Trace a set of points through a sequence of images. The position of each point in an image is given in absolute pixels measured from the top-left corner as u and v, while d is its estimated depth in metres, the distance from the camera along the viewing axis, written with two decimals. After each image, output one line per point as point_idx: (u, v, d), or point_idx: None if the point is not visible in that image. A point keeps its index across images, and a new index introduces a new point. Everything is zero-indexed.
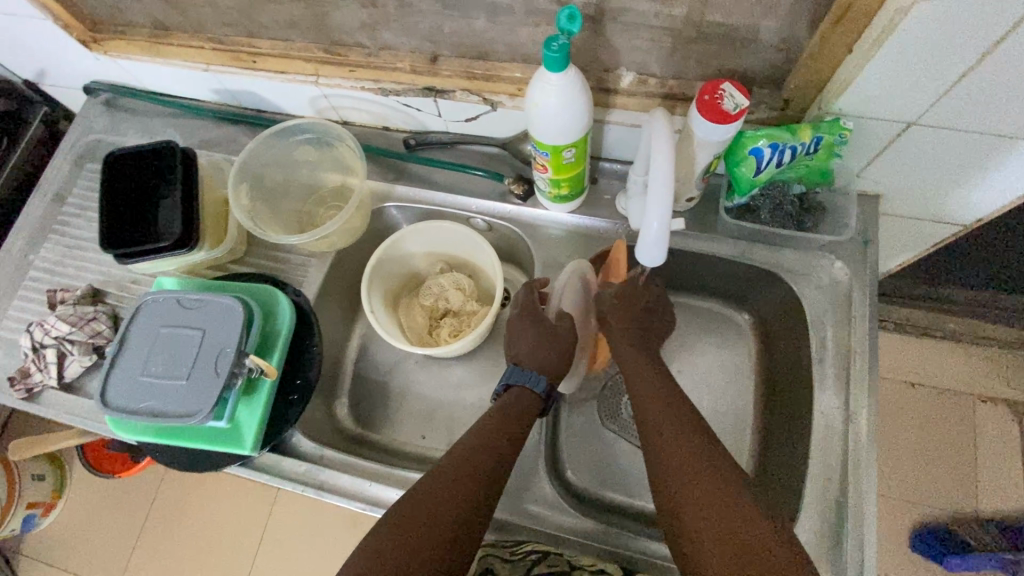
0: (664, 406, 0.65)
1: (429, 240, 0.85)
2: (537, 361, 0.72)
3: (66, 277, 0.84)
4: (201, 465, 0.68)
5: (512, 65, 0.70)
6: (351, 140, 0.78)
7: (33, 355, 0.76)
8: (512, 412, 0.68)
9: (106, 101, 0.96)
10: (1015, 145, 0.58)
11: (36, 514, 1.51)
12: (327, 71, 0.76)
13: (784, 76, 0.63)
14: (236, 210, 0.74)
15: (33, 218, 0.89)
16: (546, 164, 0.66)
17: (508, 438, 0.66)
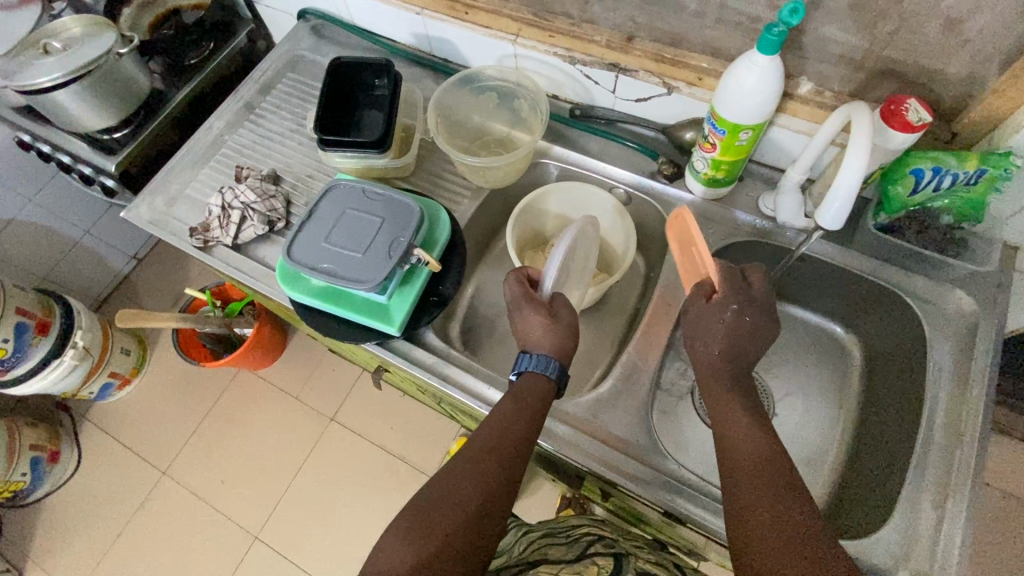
0: (747, 433, 0.61)
1: (568, 202, 0.93)
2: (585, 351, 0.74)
3: (251, 159, 0.96)
4: (348, 334, 0.77)
5: (701, 56, 0.78)
6: (534, 94, 0.87)
7: (219, 213, 0.87)
8: (527, 395, 0.69)
9: (314, 26, 1.10)
10: None
11: (113, 384, 1.64)
12: (529, 32, 0.86)
13: (958, 112, 0.69)
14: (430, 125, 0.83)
15: (236, 106, 1.02)
16: (717, 143, 0.73)
17: (530, 421, 0.66)
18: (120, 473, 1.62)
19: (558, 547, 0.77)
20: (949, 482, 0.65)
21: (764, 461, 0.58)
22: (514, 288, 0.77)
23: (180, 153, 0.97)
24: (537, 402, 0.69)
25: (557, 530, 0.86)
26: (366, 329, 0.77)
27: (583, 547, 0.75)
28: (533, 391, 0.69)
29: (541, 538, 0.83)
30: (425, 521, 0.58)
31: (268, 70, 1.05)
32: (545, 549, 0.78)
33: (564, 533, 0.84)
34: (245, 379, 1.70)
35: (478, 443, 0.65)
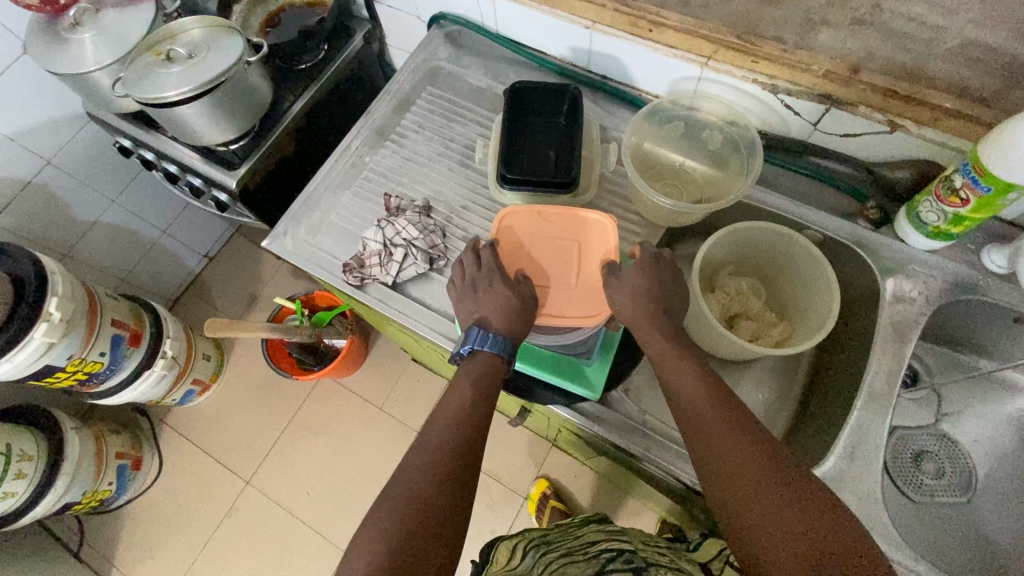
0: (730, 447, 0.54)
1: (751, 243, 0.85)
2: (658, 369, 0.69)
3: (399, 186, 0.88)
4: (537, 394, 0.71)
5: (943, 95, 0.69)
6: (736, 133, 0.81)
7: (380, 250, 0.80)
8: (476, 377, 0.62)
9: (450, 33, 1.00)
10: None
11: (195, 391, 1.60)
12: (728, 56, 0.77)
13: None
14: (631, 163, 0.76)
15: (374, 123, 0.94)
16: (971, 198, 0.65)
17: (483, 404, 0.61)
18: (202, 481, 1.59)
19: (577, 566, 0.69)
20: None
21: (774, 495, 0.50)
22: (465, 278, 0.67)
23: (319, 174, 0.90)
24: (487, 379, 0.62)
25: (575, 545, 0.76)
26: (556, 390, 0.70)
27: (603, 563, 0.68)
28: (483, 373, 0.62)
29: (557, 553, 0.74)
30: (385, 529, 0.51)
31: (404, 82, 0.97)
32: (562, 567, 0.69)
33: (579, 551, 0.73)
34: (326, 388, 1.65)
35: (429, 435, 0.59)
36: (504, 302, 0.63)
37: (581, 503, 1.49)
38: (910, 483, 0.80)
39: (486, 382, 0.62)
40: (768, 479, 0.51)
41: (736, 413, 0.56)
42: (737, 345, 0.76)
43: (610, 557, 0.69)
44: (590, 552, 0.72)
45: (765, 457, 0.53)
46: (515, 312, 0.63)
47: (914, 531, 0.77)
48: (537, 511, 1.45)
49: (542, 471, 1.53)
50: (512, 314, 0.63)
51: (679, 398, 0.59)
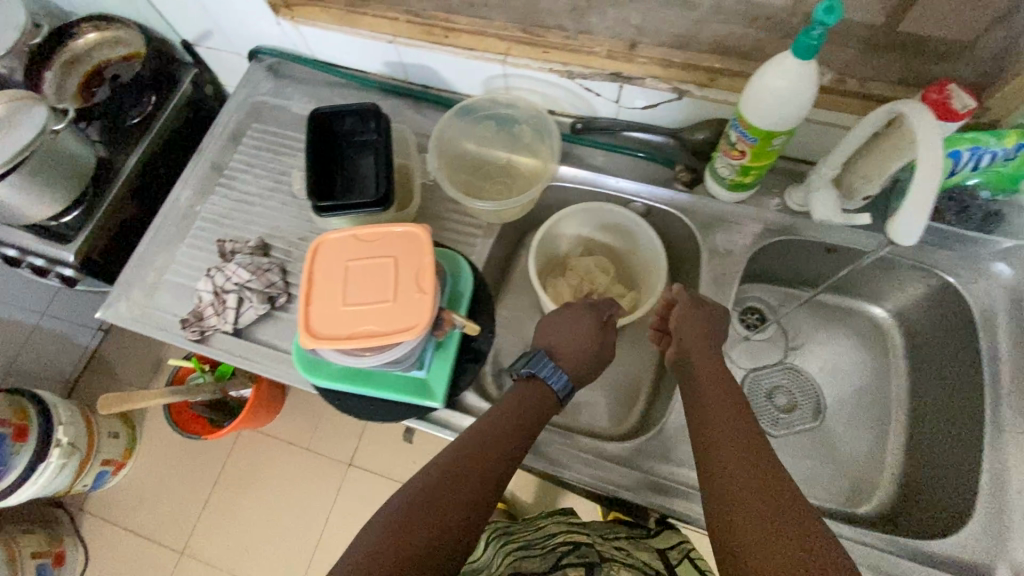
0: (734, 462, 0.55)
1: (586, 223, 0.89)
2: (571, 363, 0.75)
3: (233, 231, 0.87)
4: (385, 414, 0.70)
5: (712, 57, 0.73)
6: (541, 122, 0.82)
7: (212, 299, 0.79)
8: (527, 398, 0.70)
9: (270, 66, 0.99)
10: None
11: (108, 471, 1.53)
12: (522, 50, 0.79)
13: (986, 86, 0.66)
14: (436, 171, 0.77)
15: (201, 170, 0.92)
16: (746, 150, 0.69)
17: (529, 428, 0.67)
18: (135, 561, 1.52)
19: (533, 558, 0.73)
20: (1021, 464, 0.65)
21: (753, 483, 0.53)
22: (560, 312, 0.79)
23: (149, 233, 0.88)
24: (536, 404, 0.70)
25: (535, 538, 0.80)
26: (403, 406, 0.70)
27: (558, 555, 0.72)
28: (533, 396, 0.71)
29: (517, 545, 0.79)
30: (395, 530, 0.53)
31: (228, 124, 0.95)
32: (521, 559, 0.74)
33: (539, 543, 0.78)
34: (250, 439, 1.60)
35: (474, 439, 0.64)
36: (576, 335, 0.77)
37: (526, 499, 1.49)
38: (768, 418, 0.84)
39: (525, 409, 0.69)
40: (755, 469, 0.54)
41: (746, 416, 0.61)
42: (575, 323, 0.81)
43: (567, 550, 0.73)
44: (548, 544, 0.76)
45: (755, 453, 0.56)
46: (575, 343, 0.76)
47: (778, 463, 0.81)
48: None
49: None
50: (587, 351, 0.76)
51: (700, 413, 0.63)
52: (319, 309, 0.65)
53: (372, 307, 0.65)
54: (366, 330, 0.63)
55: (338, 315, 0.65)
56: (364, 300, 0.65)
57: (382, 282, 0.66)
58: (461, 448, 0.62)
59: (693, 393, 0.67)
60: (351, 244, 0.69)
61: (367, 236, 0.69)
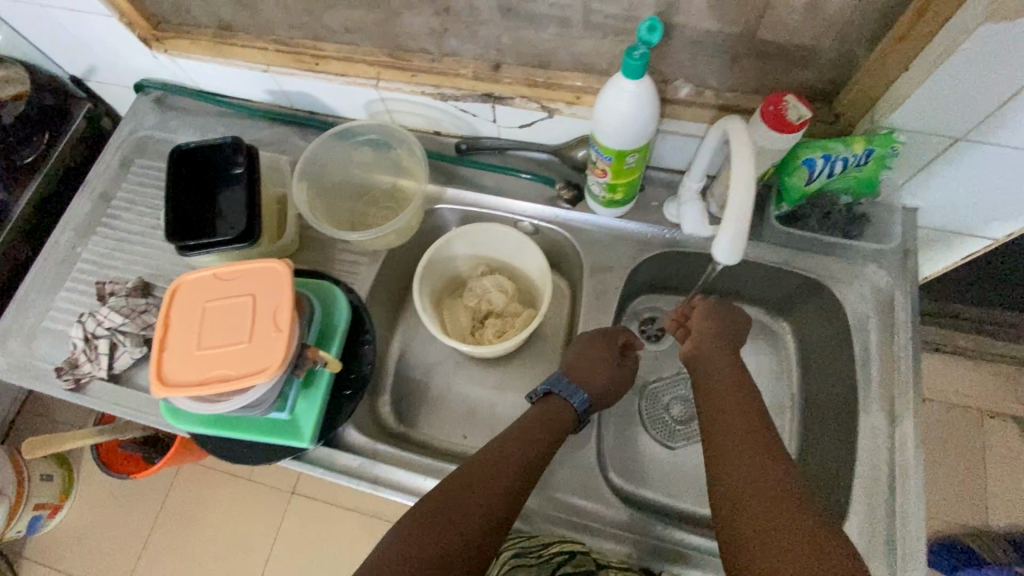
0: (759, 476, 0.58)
1: (476, 243, 0.87)
2: (584, 377, 0.73)
3: (114, 271, 0.85)
4: (257, 457, 0.68)
5: (574, 74, 0.73)
6: (414, 146, 0.80)
7: (84, 345, 0.77)
8: (546, 417, 0.70)
9: (156, 98, 0.97)
10: None
11: (43, 515, 1.47)
12: (390, 75, 0.78)
13: (835, 92, 0.67)
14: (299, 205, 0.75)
15: (84, 211, 0.90)
16: (607, 168, 0.68)
17: (543, 449, 0.66)
18: None
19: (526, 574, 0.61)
20: (891, 468, 0.65)
21: (773, 495, 0.55)
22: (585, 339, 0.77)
23: (27, 278, 0.85)
24: (555, 421, 0.70)
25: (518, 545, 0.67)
26: (273, 447, 0.68)
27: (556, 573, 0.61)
28: (555, 415, 0.70)
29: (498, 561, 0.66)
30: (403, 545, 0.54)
31: (112, 161, 0.93)
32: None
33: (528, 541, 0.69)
34: (192, 472, 1.57)
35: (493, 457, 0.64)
36: (591, 351, 0.75)
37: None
38: (664, 431, 0.83)
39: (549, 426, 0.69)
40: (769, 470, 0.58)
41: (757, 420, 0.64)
42: (459, 350, 0.80)
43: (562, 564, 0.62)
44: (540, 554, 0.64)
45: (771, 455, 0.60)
46: (597, 366, 0.74)
47: (675, 475, 0.80)
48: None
49: None
50: (603, 371, 0.74)
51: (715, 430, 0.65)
52: (173, 356, 0.63)
53: (227, 349, 0.63)
54: (219, 374, 0.62)
55: (193, 361, 0.63)
56: (219, 342, 0.64)
57: (238, 323, 0.65)
58: (488, 455, 0.64)
59: (704, 399, 0.70)
60: (208, 286, 0.67)
61: (226, 277, 0.68)
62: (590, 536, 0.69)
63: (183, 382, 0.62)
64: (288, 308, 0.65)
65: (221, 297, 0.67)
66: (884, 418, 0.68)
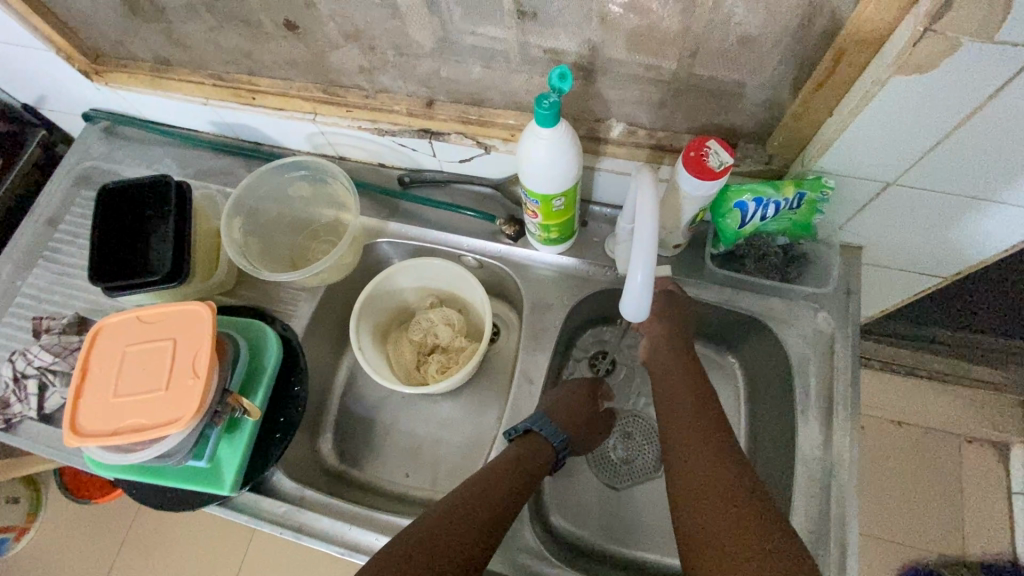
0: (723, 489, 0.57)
1: (420, 277, 0.86)
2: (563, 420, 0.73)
3: (53, 307, 0.84)
4: (179, 504, 0.67)
5: (507, 112, 0.72)
6: (349, 181, 0.79)
7: (12, 385, 0.75)
8: (526, 457, 0.69)
9: (105, 128, 0.97)
10: (976, 201, 0.60)
11: (7, 538, 1.43)
12: (326, 110, 0.77)
13: (767, 133, 0.65)
14: (226, 244, 0.74)
15: (25, 243, 0.88)
16: (537, 211, 0.67)
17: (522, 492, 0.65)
18: None
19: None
20: (828, 518, 0.64)
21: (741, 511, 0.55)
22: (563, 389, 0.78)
23: None
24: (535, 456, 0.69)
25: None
26: (195, 494, 0.67)
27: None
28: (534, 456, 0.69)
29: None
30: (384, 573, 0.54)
31: (56, 191, 0.92)
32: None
33: None
34: None
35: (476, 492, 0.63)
36: (571, 398, 0.77)
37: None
38: (610, 470, 0.81)
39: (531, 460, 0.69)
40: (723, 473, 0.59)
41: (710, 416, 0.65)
42: (396, 389, 0.79)
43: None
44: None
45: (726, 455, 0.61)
46: (576, 414, 0.75)
47: (621, 516, 0.78)
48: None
49: None
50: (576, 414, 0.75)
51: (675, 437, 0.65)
52: (88, 404, 0.62)
53: (145, 396, 0.62)
54: (134, 423, 0.61)
55: (109, 409, 0.62)
56: (137, 389, 0.63)
57: (157, 368, 0.63)
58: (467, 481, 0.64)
59: (662, 400, 0.69)
60: (129, 329, 0.66)
61: (147, 319, 0.67)
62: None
63: (97, 431, 0.60)
64: (210, 353, 0.64)
65: (141, 342, 0.65)
66: (822, 465, 0.66)
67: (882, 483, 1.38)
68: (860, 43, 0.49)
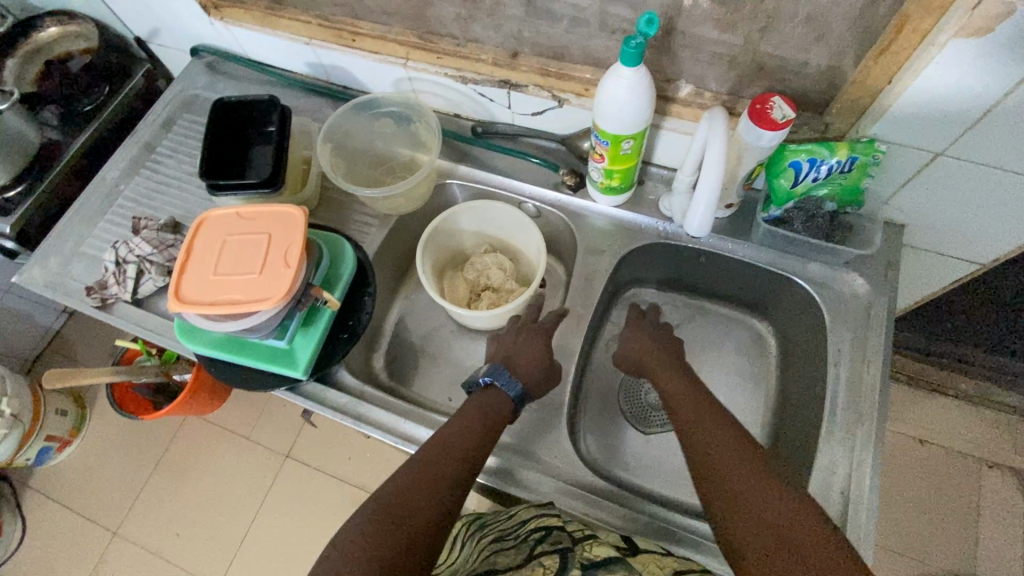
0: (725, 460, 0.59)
1: (481, 220, 0.93)
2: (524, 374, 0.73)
3: (149, 210, 0.93)
4: (255, 383, 0.74)
5: (584, 68, 0.79)
6: (430, 121, 0.86)
7: (114, 269, 0.84)
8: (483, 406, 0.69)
9: (208, 63, 1.07)
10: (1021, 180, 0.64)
11: (52, 448, 1.50)
12: (417, 55, 0.85)
13: (826, 103, 0.71)
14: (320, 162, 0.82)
15: (130, 154, 0.98)
16: (604, 153, 0.73)
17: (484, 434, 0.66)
18: (65, 539, 1.48)
19: (507, 551, 0.62)
20: (851, 460, 0.68)
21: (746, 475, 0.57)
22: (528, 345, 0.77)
23: (73, 208, 0.94)
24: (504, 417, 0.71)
25: (500, 522, 0.70)
26: (271, 375, 0.74)
27: (532, 545, 0.61)
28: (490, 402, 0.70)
29: (485, 538, 0.69)
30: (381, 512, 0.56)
31: (161, 113, 1.02)
32: (492, 556, 0.63)
33: (512, 535, 0.65)
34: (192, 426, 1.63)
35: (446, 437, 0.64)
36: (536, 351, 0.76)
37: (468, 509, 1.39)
38: (640, 415, 0.87)
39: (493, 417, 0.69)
40: (758, 497, 0.54)
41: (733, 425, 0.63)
42: (452, 312, 0.86)
43: (538, 537, 0.61)
44: (519, 534, 0.64)
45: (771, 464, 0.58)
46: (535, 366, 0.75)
47: (647, 458, 0.84)
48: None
49: None
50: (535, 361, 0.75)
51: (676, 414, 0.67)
52: (190, 278, 0.70)
53: (240, 277, 0.70)
54: (230, 298, 0.68)
55: (209, 283, 0.69)
56: (233, 271, 0.70)
57: (252, 256, 0.71)
58: (425, 453, 0.63)
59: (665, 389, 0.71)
60: (229, 222, 0.74)
61: (245, 216, 0.74)
62: (577, 503, 0.71)
63: (196, 300, 0.68)
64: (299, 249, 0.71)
65: (239, 233, 0.73)
66: (849, 416, 0.70)
67: (895, 496, 1.38)
68: (925, 10, 0.55)
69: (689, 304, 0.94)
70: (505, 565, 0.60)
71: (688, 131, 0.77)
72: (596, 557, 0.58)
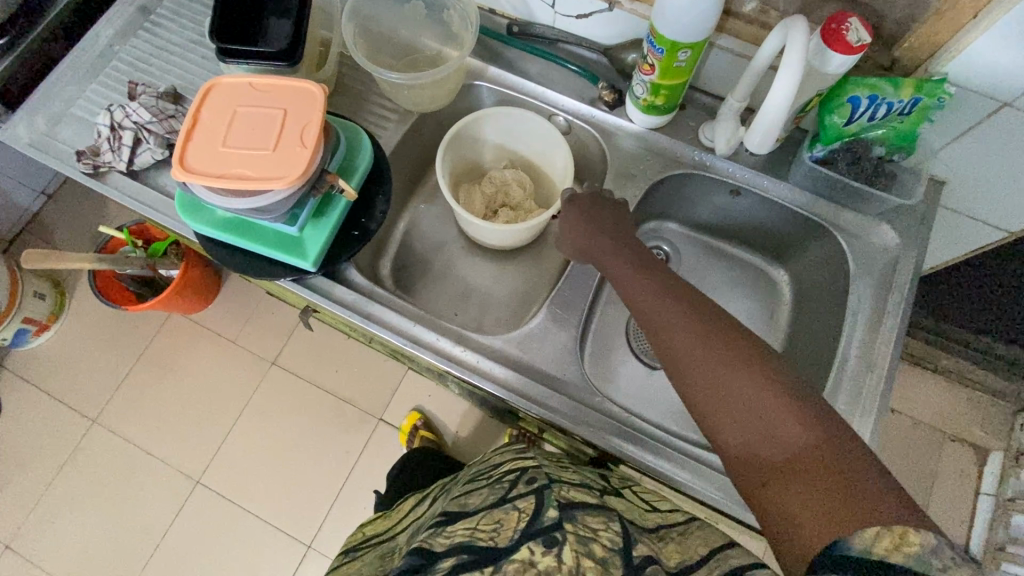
0: (730, 381, 0.50)
1: (507, 130, 0.87)
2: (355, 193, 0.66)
3: (148, 76, 0.85)
4: (261, 270, 0.71)
5: None
6: (466, 9, 0.79)
7: (108, 133, 0.77)
8: None
9: None
10: None
11: (29, 330, 1.41)
12: None
13: (897, 38, 0.66)
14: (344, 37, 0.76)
15: (126, 12, 0.89)
16: (655, 64, 0.68)
17: None
18: (34, 424, 1.41)
19: (479, 491, 0.59)
20: (857, 405, 0.68)
21: (757, 401, 0.48)
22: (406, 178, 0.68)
23: (62, 64, 0.85)
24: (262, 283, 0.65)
25: (478, 471, 0.67)
26: (278, 264, 0.71)
27: (507, 487, 0.57)
28: None
29: (461, 485, 0.65)
30: None
31: None
32: (464, 496, 0.60)
33: (484, 474, 0.65)
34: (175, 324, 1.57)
35: None
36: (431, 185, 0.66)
37: (451, 431, 1.40)
38: (646, 349, 0.86)
39: None
40: (776, 426, 0.47)
41: (721, 334, 0.53)
42: (469, 221, 0.81)
43: (512, 479, 0.59)
44: (494, 475, 0.62)
45: (772, 389, 0.48)
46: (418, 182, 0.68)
47: (647, 389, 0.84)
48: (407, 442, 1.36)
49: (415, 403, 1.43)
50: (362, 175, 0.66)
51: (658, 326, 0.57)
52: (196, 147, 0.64)
53: (251, 151, 0.64)
54: (239, 173, 0.63)
55: (216, 155, 0.64)
56: (241, 145, 0.64)
57: (265, 130, 0.65)
58: None
59: (637, 296, 0.60)
60: (238, 92, 0.68)
61: (260, 87, 0.68)
62: (580, 422, 0.69)
63: (204, 171, 0.63)
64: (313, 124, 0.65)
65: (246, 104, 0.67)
66: (860, 363, 0.70)
67: None
68: None
69: (707, 244, 0.92)
70: (479, 501, 0.57)
71: (746, 53, 0.72)
72: (570, 498, 0.54)
